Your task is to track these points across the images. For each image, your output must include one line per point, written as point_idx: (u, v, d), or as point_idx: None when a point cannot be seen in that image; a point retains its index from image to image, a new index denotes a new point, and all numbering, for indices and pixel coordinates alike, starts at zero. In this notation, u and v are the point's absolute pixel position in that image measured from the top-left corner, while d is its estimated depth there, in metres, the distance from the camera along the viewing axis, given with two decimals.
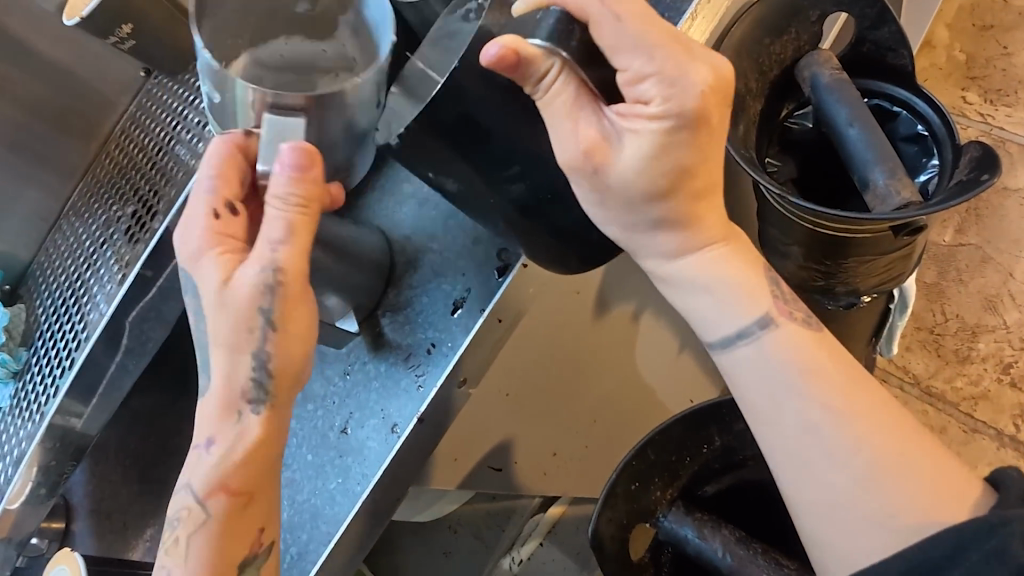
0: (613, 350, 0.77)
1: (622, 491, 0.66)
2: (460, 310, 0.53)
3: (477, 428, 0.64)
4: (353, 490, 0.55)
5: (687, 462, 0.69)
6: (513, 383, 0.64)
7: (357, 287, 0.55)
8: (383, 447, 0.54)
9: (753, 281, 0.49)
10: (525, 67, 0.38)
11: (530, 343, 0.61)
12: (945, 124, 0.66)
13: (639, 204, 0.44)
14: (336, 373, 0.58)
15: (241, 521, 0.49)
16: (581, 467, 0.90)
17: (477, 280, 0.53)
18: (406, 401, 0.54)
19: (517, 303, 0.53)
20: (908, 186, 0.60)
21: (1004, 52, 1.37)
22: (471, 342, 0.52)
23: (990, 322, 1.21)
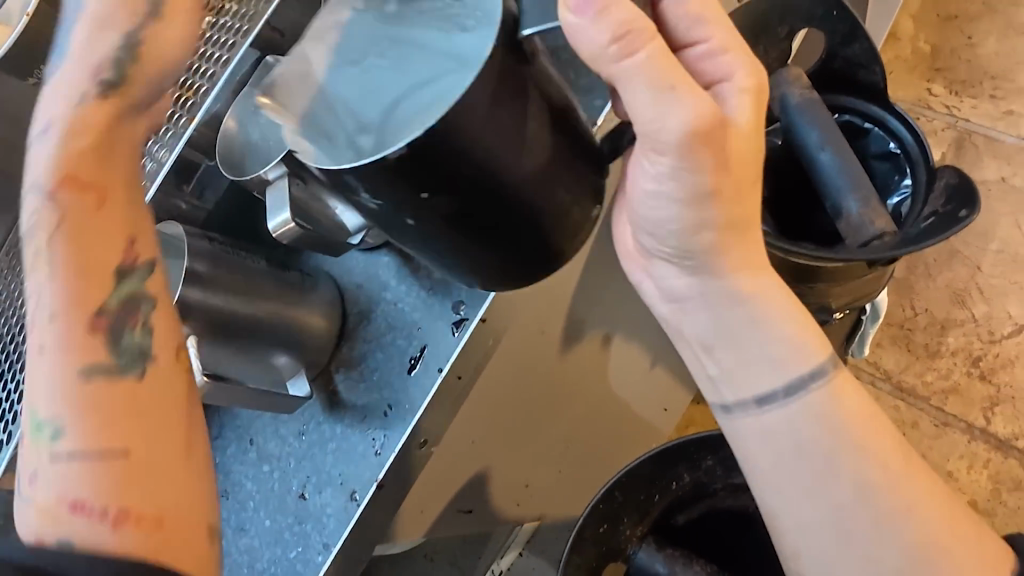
0: (584, 378, 0.74)
1: (591, 533, 0.64)
2: (417, 368, 0.50)
3: (444, 480, 0.61)
4: (314, 560, 0.52)
5: (657, 498, 0.68)
6: (480, 429, 0.60)
7: (308, 345, 0.53)
8: (342, 514, 0.52)
9: (800, 325, 0.41)
10: (639, 18, 0.32)
11: (496, 390, 0.58)
12: (919, 144, 0.64)
13: (729, 192, 0.36)
14: (291, 433, 0.56)
15: (95, 231, 0.36)
16: (560, 491, 0.87)
17: (432, 336, 0.50)
18: (363, 466, 0.51)
19: (478, 357, 0.50)
20: (882, 215, 0.58)
21: (968, 43, 1.36)
22: (428, 406, 0.49)
23: (959, 315, 1.20)
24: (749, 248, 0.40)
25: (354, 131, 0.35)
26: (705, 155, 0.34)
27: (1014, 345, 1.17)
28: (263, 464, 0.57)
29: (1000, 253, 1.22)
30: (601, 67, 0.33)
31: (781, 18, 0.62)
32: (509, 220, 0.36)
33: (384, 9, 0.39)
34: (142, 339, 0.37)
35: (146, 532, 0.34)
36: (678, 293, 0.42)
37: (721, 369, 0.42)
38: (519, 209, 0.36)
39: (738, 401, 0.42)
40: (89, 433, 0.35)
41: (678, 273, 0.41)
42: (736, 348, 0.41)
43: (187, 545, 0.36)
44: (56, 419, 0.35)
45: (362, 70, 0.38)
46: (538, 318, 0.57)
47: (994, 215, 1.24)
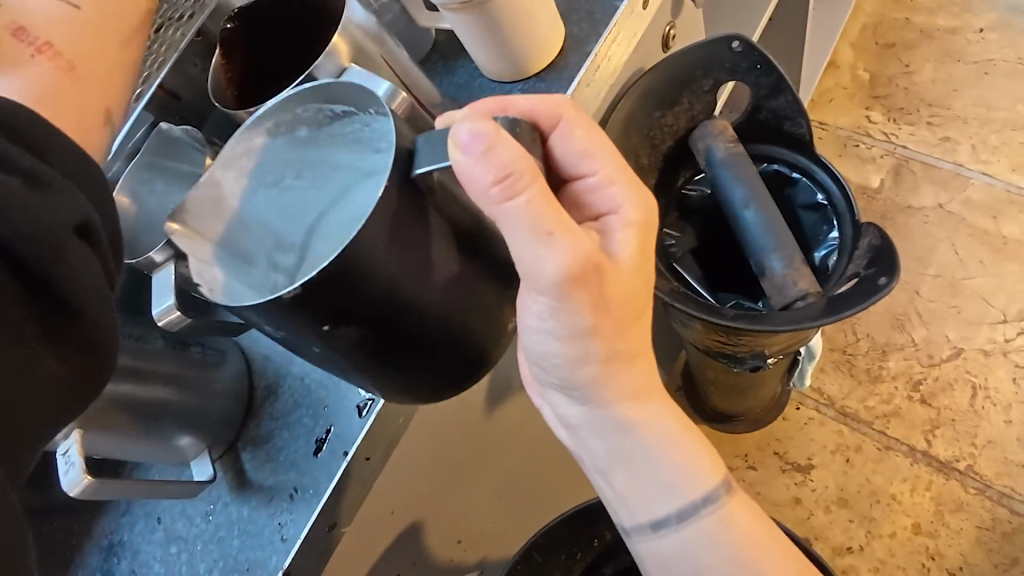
0: (517, 430, 0.73)
1: None
2: (324, 449, 0.48)
3: (364, 554, 0.58)
4: None
5: (579, 556, 0.62)
6: (400, 498, 0.58)
7: (213, 421, 0.50)
8: None
9: (694, 450, 0.41)
10: (524, 159, 0.31)
11: (414, 455, 0.57)
12: (845, 196, 0.64)
13: (614, 325, 0.36)
14: (198, 513, 0.53)
15: None
16: (509, 542, 0.85)
17: (339, 416, 0.48)
18: (269, 553, 0.48)
19: (388, 435, 0.48)
20: (806, 275, 0.58)
21: (905, 70, 1.39)
22: (334, 490, 0.47)
23: (899, 339, 1.22)
24: (637, 377, 0.39)
25: (273, 249, 0.41)
26: (584, 294, 0.34)
27: (951, 369, 1.19)
28: (171, 545, 0.53)
29: (938, 278, 1.24)
30: (487, 208, 0.32)
31: (707, 71, 0.61)
32: (408, 346, 0.37)
33: (296, 133, 0.42)
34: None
35: (59, 69, 0.40)
36: (573, 421, 0.41)
37: (616, 494, 0.42)
38: (417, 336, 0.37)
39: (635, 526, 0.42)
40: None
41: (570, 402, 0.41)
42: (627, 472, 0.41)
43: (83, 113, 0.41)
44: None
45: (276, 191, 0.42)
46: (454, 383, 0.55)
47: (932, 241, 1.26)
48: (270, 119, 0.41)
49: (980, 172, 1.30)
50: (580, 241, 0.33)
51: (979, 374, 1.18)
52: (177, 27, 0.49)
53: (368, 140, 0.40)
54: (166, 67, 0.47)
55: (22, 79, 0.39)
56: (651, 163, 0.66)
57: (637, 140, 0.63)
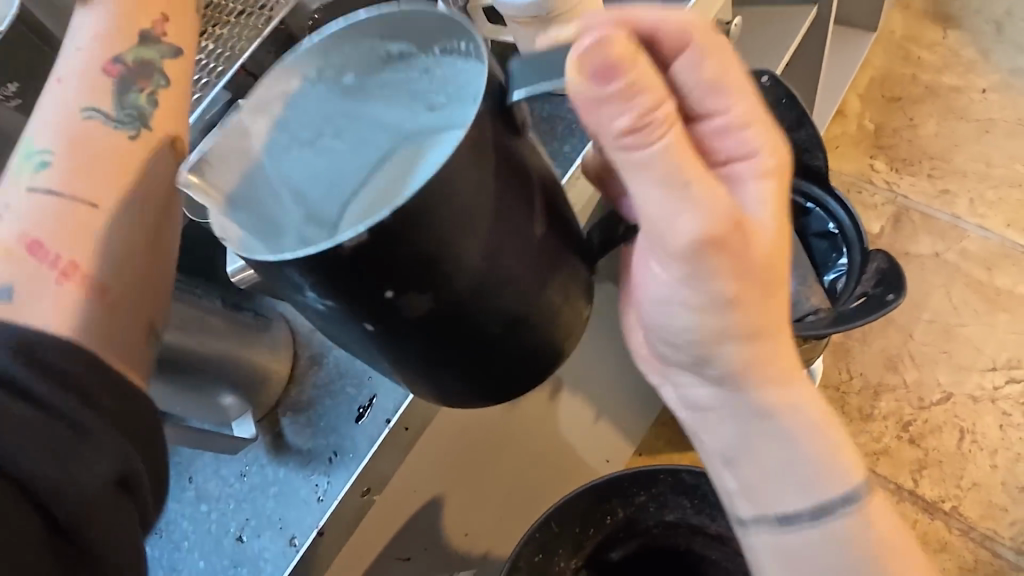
0: (529, 429, 0.79)
1: (525, 564, 0.59)
2: (365, 417, 0.50)
3: (383, 530, 0.61)
4: None
5: (591, 533, 0.63)
6: (422, 479, 0.62)
7: (257, 383, 0.52)
8: (280, 559, 0.50)
9: (833, 439, 0.40)
10: (666, 110, 0.32)
11: (446, 442, 0.62)
12: (854, 224, 0.68)
13: (749, 292, 0.36)
14: (233, 473, 0.54)
15: None
16: (501, 536, 0.88)
17: (381, 385, 0.50)
18: (303, 513, 0.51)
19: (426, 407, 0.51)
20: (818, 292, 0.62)
21: (910, 123, 1.45)
22: (373, 455, 0.50)
23: (891, 380, 1.25)
24: (775, 357, 0.39)
25: (302, 218, 0.41)
26: (722, 255, 0.35)
27: (941, 412, 1.22)
28: (200, 503, 0.55)
29: (931, 323, 1.28)
30: (624, 163, 0.33)
31: None
32: (458, 341, 0.36)
33: (341, 80, 0.41)
34: (146, 104, 0.41)
35: (87, 291, 0.37)
36: (699, 402, 0.41)
37: (740, 482, 0.41)
38: (473, 331, 0.36)
39: (756, 515, 0.41)
40: (83, 184, 0.38)
41: (700, 382, 0.41)
42: (758, 460, 0.40)
43: (125, 326, 0.38)
44: (48, 151, 0.38)
45: (309, 151, 0.42)
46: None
47: (927, 288, 1.31)
48: (311, 64, 0.40)
49: (977, 225, 1.35)
50: (718, 197, 0.33)
51: (967, 419, 1.21)
52: (260, 17, 0.54)
53: (420, 94, 0.41)
54: (248, 52, 0.52)
55: (51, 307, 0.36)
56: None
57: None
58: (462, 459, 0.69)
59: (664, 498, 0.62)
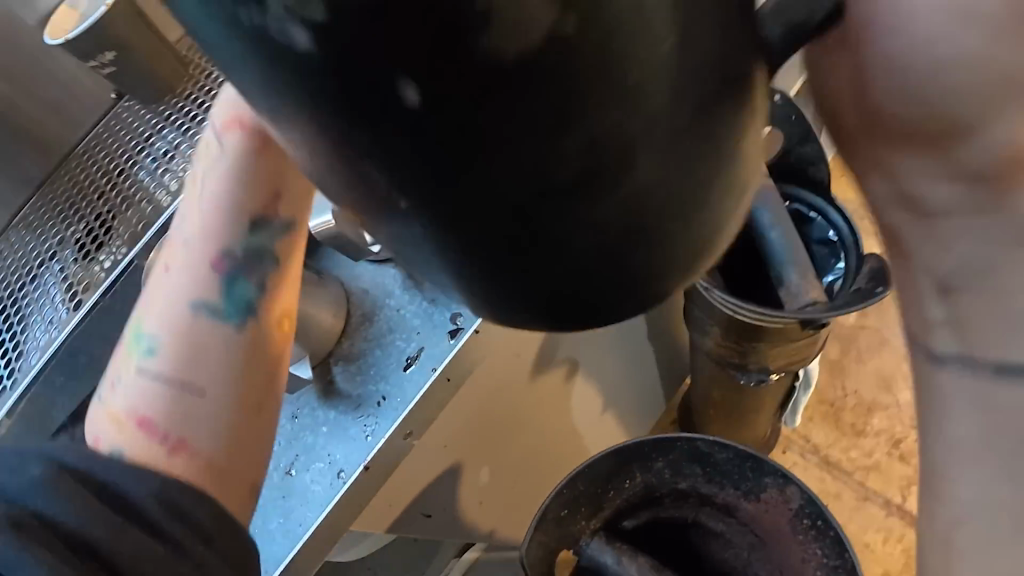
0: (546, 408, 0.84)
1: (552, 516, 0.66)
2: (413, 366, 0.56)
3: (411, 481, 0.67)
4: (295, 531, 0.57)
5: (610, 495, 0.70)
6: (451, 435, 0.67)
7: (312, 334, 0.58)
8: (328, 490, 0.56)
9: None
10: None
11: (473, 406, 0.68)
12: (851, 231, 0.75)
13: None
14: (283, 416, 0.60)
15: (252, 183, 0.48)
16: (499, 510, 0.92)
17: (428, 338, 0.57)
18: (352, 449, 0.57)
19: (464, 363, 0.58)
20: (816, 287, 0.69)
21: None
22: (419, 399, 0.56)
23: (884, 400, 1.31)
24: None
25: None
26: None
27: None
28: None
29: None
30: None
31: None
32: (568, 233, 0.22)
33: None
34: (253, 292, 0.49)
35: (196, 464, 0.45)
36: (931, 208, 0.28)
37: (947, 314, 0.30)
38: (593, 226, 0.23)
39: (960, 357, 0.30)
40: (197, 367, 0.47)
41: (946, 175, 0.27)
42: (993, 290, 0.28)
43: (239, 472, 0.48)
44: (156, 339, 0.48)
45: None
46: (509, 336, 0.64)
47: None
48: None
49: None
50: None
51: None
52: None
53: None
54: None
55: (179, 467, 0.45)
56: None
57: None
58: (484, 427, 0.74)
59: (679, 466, 0.69)
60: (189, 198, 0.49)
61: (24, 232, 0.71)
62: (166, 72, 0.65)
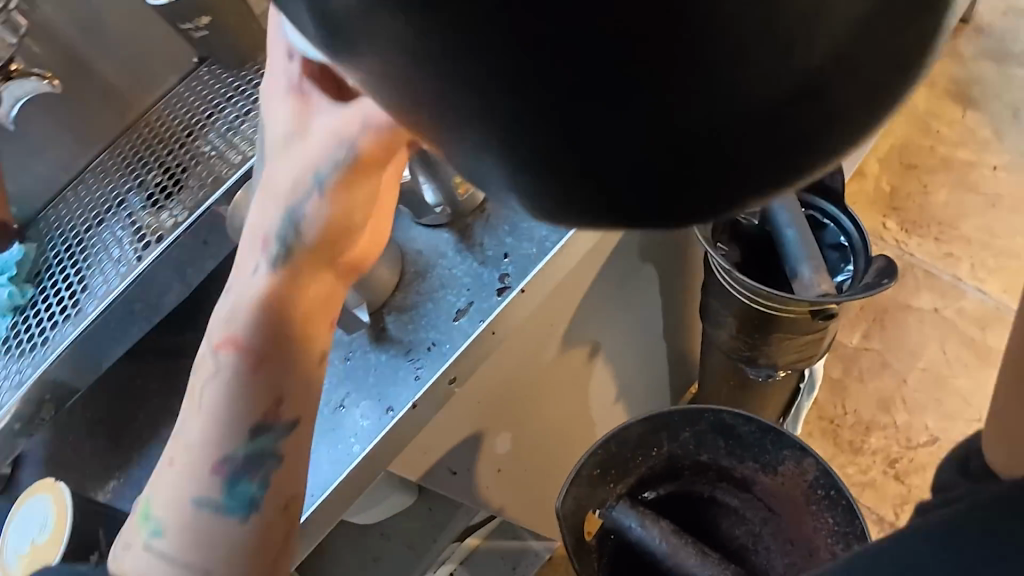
0: (567, 385, 0.89)
1: (587, 475, 0.72)
2: (463, 317, 0.63)
3: (443, 430, 0.73)
4: (343, 459, 0.62)
5: (637, 461, 0.76)
6: (483, 391, 0.74)
7: (370, 283, 0.63)
8: (377, 423, 0.62)
9: None
10: None
11: (505, 367, 0.73)
12: (860, 233, 0.81)
13: None
14: (337, 357, 0.65)
15: (265, 364, 0.54)
16: (512, 485, 0.97)
17: (478, 294, 0.63)
18: (402, 388, 0.62)
19: (509, 320, 0.64)
20: (827, 281, 0.75)
21: (923, 190, 1.58)
22: (467, 345, 0.61)
23: (882, 420, 1.38)
24: None
25: None
26: None
27: (926, 453, 1.34)
28: None
29: (924, 371, 1.41)
30: None
31: None
32: (706, 109, 0.18)
33: None
34: (256, 489, 0.54)
35: None
36: None
37: None
38: (737, 105, 0.18)
39: None
40: (204, 517, 0.53)
41: None
42: None
43: None
44: (162, 521, 0.54)
45: None
46: (545, 307, 0.71)
47: (923, 340, 1.44)
48: None
49: (975, 288, 1.48)
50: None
51: None
52: None
53: None
54: None
55: None
56: None
57: None
58: (512, 396, 0.80)
59: (698, 440, 0.77)
60: (195, 382, 0.55)
61: (103, 177, 0.77)
62: (248, 43, 0.72)
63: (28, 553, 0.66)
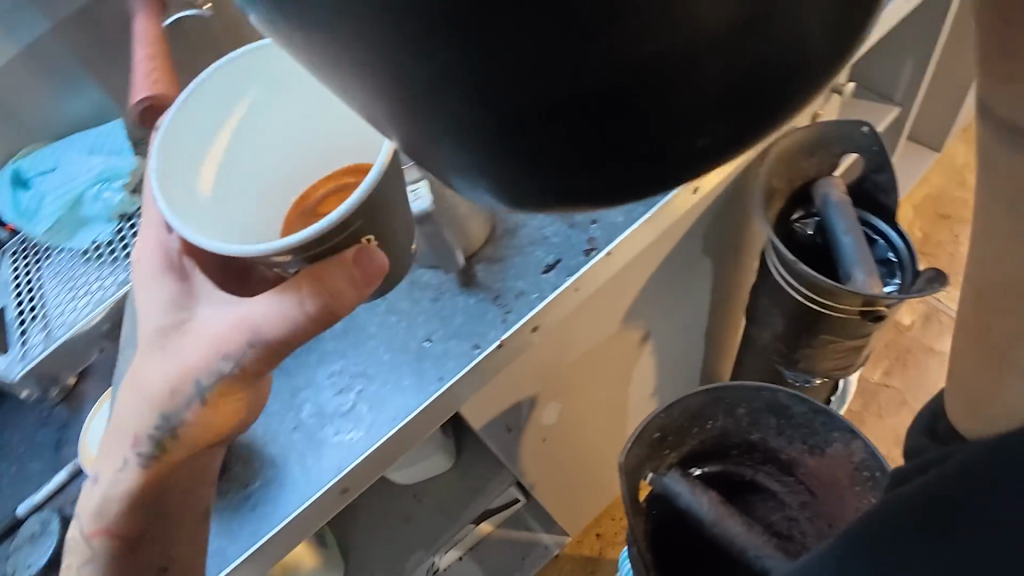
0: (615, 365, 0.94)
1: (651, 437, 0.85)
2: (551, 271, 0.68)
3: (508, 385, 0.77)
4: (428, 388, 0.66)
5: (694, 431, 0.89)
6: (552, 352, 0.78)
7: (468, 232, 0.68)
8: (463, 358, 0.66)
9: None
10: None
11: (574, 331, 0.78)
12: (908, 251, 0.87)
13: None
14: (425, 297, 0.70)
15: (156, 526, 0.55)
16: (548, 459, 1.01)
17: (565, 252, 0.69)
18: (489, 327, 0.67)
19: (591, 280, 0.69)
20: (878, 287, 0.81)
21: (955, 241, 1.63)
22: (555, 295, 0.67)
23: (897, 455, 1.42)
24: None
25: None
26: None
27: None
28: (392, 313, 0.70)
29: None
30: None
31: (839, 142, 0.86)
32: (571, 85, 0.20)
33: None
34: None
35: None
36: None
37: None
38: (585, 80, 0.20)
39: None
40: None
41: None
42: None
43: None
44: None
45: None
46: (616, 280, 0.76)
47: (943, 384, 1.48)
48: None
49: None
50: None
51: None
52: None
53: None
54: None
55: None
56: (784, 191, 0.88)
57: (784, 174, 0.86)
58: (569, 364, 0.84)
59: (755, 417, 0.88)
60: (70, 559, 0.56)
61: None
62: None
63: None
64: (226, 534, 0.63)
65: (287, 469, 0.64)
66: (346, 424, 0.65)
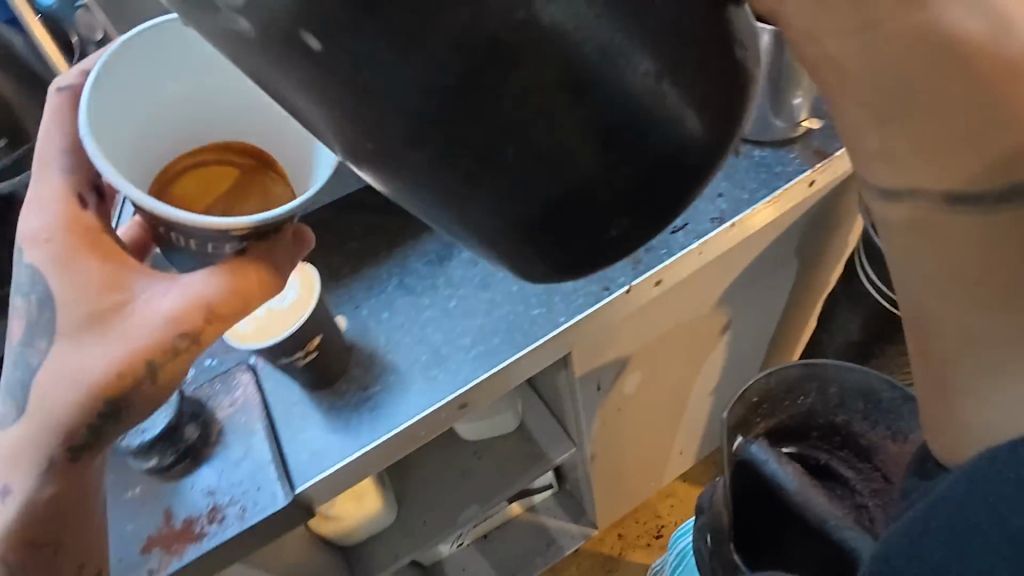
0: (695, 347, 0.97)
1: (749, 401, 0.91)
2: (679, 232, 0.71)
3: (605, 342, 0.79)
4: (556, 319, 0.68)
5: (784, 404, 0.95)
6: (648, 320, 0.82)
7: None
8: (592, 297, 0.68)
9: None
10: None
11: (678, 298, 0.81)
12: None
13: None
14: None
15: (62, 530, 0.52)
16: (618, 429, 1.04)
17: (692, 217, 0.72)
18: (622, 270, 0.69)
19: (715, 245, 0.72)
20: None
21: None
22: (683, 254, 0.70)
23: None
24: None
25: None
26: None
27: None
28: None
29: None
30: None
31: None
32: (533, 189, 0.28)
33: None
34: None
35: None
36: None
37: None
38: (541, 190, 0.28)
39: None
40: None
41: None
42: None
43: None
44: None
45: None
46: (705, 269, 0.80)
47: None
48: None
49: None
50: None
51: None
52: None
53: None
54: None
55: None
56: None
57: None
58: (660, 334, 0.87)
59: (843, 400, 0.94)
60: None
61: None
62: None
63: (262, 315, 0.63)
64: (343, 433, 0.65)
65: (406, 381, 0.67)
66: (473, 343, 0.68)
